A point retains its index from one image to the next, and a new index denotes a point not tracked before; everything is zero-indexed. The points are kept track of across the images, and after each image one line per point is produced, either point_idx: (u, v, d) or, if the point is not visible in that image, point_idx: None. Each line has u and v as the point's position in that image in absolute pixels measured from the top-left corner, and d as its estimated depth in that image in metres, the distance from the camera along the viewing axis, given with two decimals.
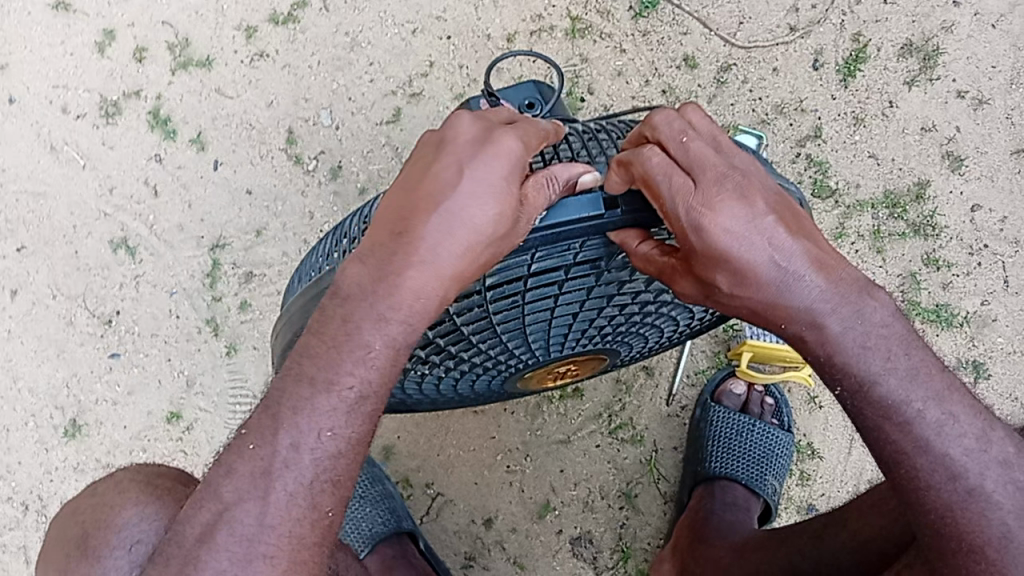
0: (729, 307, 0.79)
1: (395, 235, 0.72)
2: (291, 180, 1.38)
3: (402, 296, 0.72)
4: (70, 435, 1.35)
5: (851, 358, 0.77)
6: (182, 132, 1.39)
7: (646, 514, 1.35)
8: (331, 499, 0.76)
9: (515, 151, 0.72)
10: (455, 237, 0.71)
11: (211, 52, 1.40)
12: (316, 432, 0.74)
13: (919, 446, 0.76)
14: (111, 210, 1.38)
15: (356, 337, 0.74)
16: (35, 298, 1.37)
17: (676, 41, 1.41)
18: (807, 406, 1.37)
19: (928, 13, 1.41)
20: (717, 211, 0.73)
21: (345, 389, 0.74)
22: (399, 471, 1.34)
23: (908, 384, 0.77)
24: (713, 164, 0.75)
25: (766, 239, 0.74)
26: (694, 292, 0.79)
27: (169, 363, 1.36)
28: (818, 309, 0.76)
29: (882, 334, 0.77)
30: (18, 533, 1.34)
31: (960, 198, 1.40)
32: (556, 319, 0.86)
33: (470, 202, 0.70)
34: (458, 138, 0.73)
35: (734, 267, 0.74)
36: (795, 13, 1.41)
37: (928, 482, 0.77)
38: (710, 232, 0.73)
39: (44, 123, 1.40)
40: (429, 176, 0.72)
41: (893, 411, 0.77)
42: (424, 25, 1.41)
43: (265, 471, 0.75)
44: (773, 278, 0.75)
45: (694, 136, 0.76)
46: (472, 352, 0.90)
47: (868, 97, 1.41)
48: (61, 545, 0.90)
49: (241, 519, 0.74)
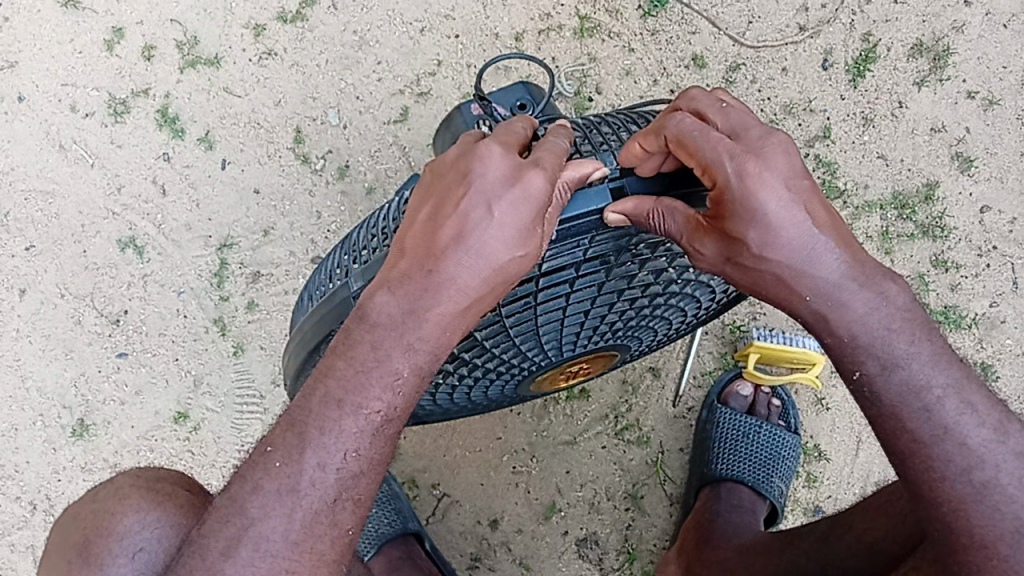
0: (747, 274, 0.76)
1: (423, 271, 0.72)
2: (299, 178, 1.39)
3: (430, 328, 0.73)
4: (78, 434, 1.36)
5: (875, 338, 0.76)
6: (190, 131, 1.39)
7: (652, 515, 1.35)
8: (352, 517, 0.79)
9: (543, 190, 0.70)
10: (483, 275, 0.72)
11: (219, 51, 1.40)
12: (342, 452, 0.76)
13: (937, 434, 0.76)
14: (119, 209, 1.39)
15: (386, 364, 0.75)
16: (43, 297, 1.37)
17: (684, 40, 1.40)
18: (813, 407, 1.37)
19: (939, 13, 1.40)
20: (763, 162, 0.73)
21: (373, 412, 0.76)
22: (405, 471, 1.34)
23: (930, 369, 0.77)
24: (755, 125, 0.76)
25: (804, 199, 0.74)
26: (715, 254, 0.76)
27: (176, 363, 1.37)
28: (845, 282, 0.75)
29: (905, 318, 0.77)
30: (27, 532, 1.35)
31: (969, 200, 1.39)
32: (568, 318, 0.86)
33: (498, 244, 0.71)
34: (484, 175, 0.71)
35: (770, 220, 0.73)
36: (805, 12, 1.41)
37: (944, 473, 0.76)
38: (752, 182, 0.72)
39: (53, 122, 1.40)
40: (455, 213, 0.71)
41: (915, 396, 0.76)
42: (432, 24, 1.41)
43: (292, 489, 0.76)
44: (806, 238, 0.74)
45: (732, 107, 0.78)
46: (486, 357, 0.89)
47: (878, 97, 1.40)
48: (62, 551, 0.90)
49: (268, 536, 0.76)
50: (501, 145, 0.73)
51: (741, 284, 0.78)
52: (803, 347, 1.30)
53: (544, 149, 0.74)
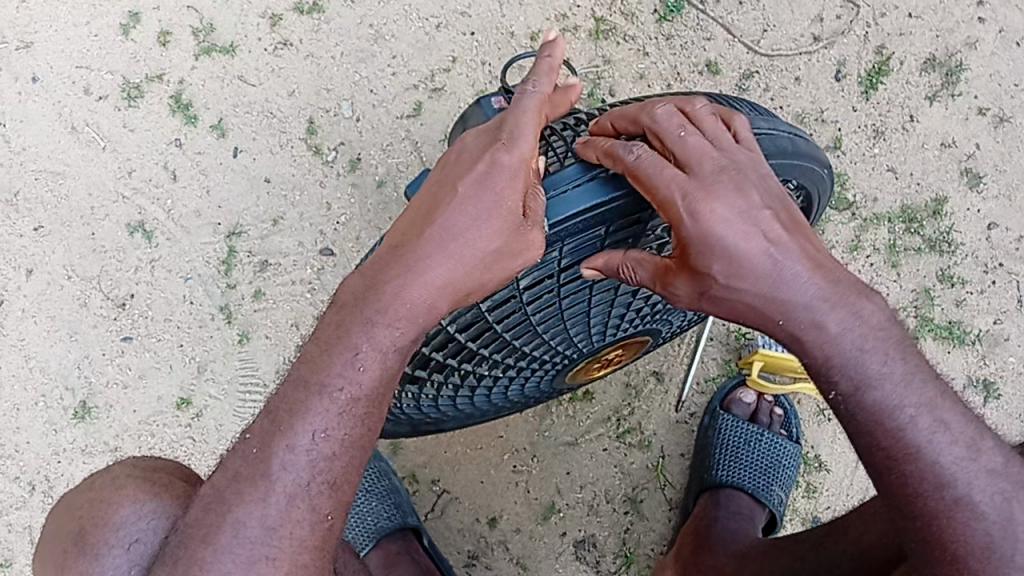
0: (720, 304, 0.76)
1: (395, 249, 0.75)
2: (311, 170, 1.39)
3: (388, 301, 0.74)
4: (79, 416, 1.36)
5: (848, 358, 0.75)
6: (203, 118, 1.39)
7: (651, 520, 1.36)
8: (330, 502, 0.77)
9: (512, 166, 0.73)
10: (448, 252, 0.74)
11: (235, 39, 1.40)
12: (310, 432, 0.76)
13: (910, 452, 0.75)
14: (130, 193, 1.39)
15: (346, 339, 0.76)
16: (50, 278, 1.38)
17: (699, 46, 1.41)
18: (815, 417, 1.38)
19: (952, 29, 1.41)
20: (715, 198, 0.72)
21: (336, 390, 0.76)
22: (406, 466, 1.34)
23: (902, 389, 0.75)
24: (711, 155, 0.74)
25: (763, 228, 0.73)
26: (688, 292, 0.76)
27: (181, 349, 1.37)
28: (816, 304, 0.75)
29: (879, 335, 0.76)
30: (25, 513, 1.34)
31: (976, 216, 1.40)
32: (618, 294, 0.87)
33: (466, 220, 0.73)
34: (460, 156, 0.75)
35: (732, 252, 0.73)
36: (819, 23, 1.42)
37: (917, 490, 0.75)
38: (706, 219, 0.72)
39: (66, 103, 1.40)
40: (433, 194, 0.75)
41: (886, 416, 0.75)
42: (448, 21, 1.41)
43: (264, 475, 0.76)
44: (769, 266, 0.74)
45: (692, 129, 0.75)
46: (516, 352, 0.89)
47: (889, 110, 1.40)
48: (59, 540, 0.90)
49: (243, 522, 0.75)
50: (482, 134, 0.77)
51: (717, 313, 0.78)
52: None
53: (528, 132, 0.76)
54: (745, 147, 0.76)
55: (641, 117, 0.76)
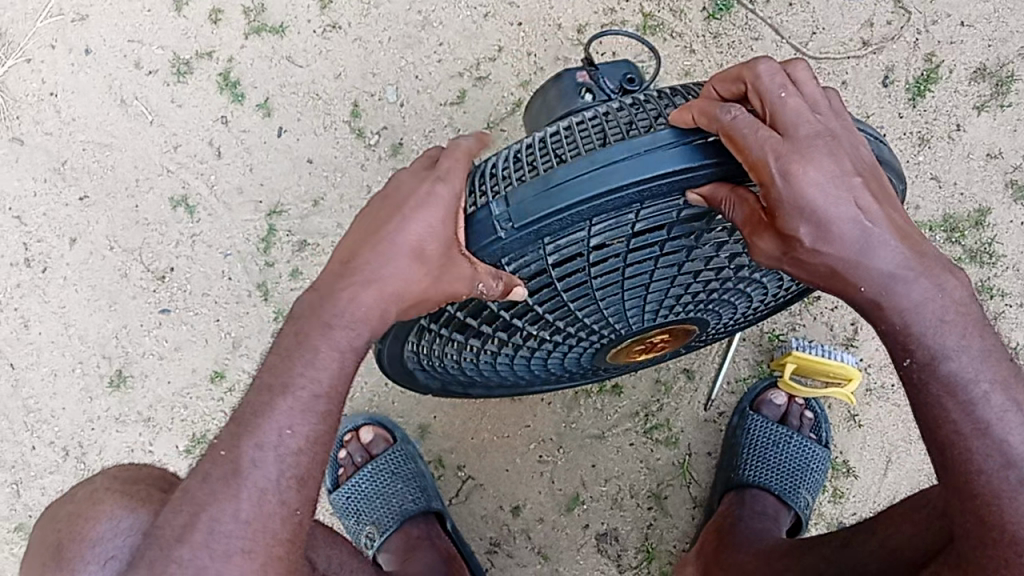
0: (805, 267, 0.73)
1: (343, 265, 0.77)
2: (353, 153, 1.40)
3: (344, 308, 0.76)
4: (114, 385, 1.38)
5: (928, 330, 0.74)
6: (250, 97, 1.41)
7: (674, 517, 1.36)
8: (298, 496, 0.78)
9: (446, 187, 0.74)
10: (394, 265, 0.75)
11: (285, 20, 1.41)
12: (277, 429, 0.77)
13: (979, 428, 0.75)
14: (174, 167, 1.41)
15: (307, 343, 0.77)
16: (92, 248, 1.40)
17: (746, 45, 1.41)
18: (846, 422, 1.37)
19: (1005, 38, 1.40)
20: (811, 162, 0.70)
21: (298, 390, 0.77)
22: (433, 450, 1.35)
23: (978, 363, 0.75)
24: (810, 120, 0.71)
25: (854, 194, 0.70)
26: (773, 249, 0.73)
27: (217, 324, 1.39)
28: (901, 274, 0.72)
29: (959, 311, 0.75)
30: (58, 477, 1.38)
31: (1019, 228, 1.39)
32: (680, 278, 0.84)
33: (406, 237, 0.74)
34: (398, 183, 0.77)
35: (822, 217, 0.70)
36: (870, 28, 1.40)
37: (980, 467, 0.75)
38: (797, 181, 0.69)
39: (116, 77, 1.42)
40: (375, 215, 0.77)
41: (958, 389, 0.75)
42: (496, 10, 1.41)
43: (236, 471, 0.77)
44: (858, 232, 0.71)
45: (794, 91, 0.73)
46: (569, 319, 0.86)
47: (936, 118, 1.39)
48: (39, 553, 0.90)
49: (219, 518, 0.76)
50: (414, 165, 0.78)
51: (797, 276, 0.75)
52: (841, 362, 1.27)
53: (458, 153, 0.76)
54: (843, 114, 0.74)
55: (743, 74, 0.74)
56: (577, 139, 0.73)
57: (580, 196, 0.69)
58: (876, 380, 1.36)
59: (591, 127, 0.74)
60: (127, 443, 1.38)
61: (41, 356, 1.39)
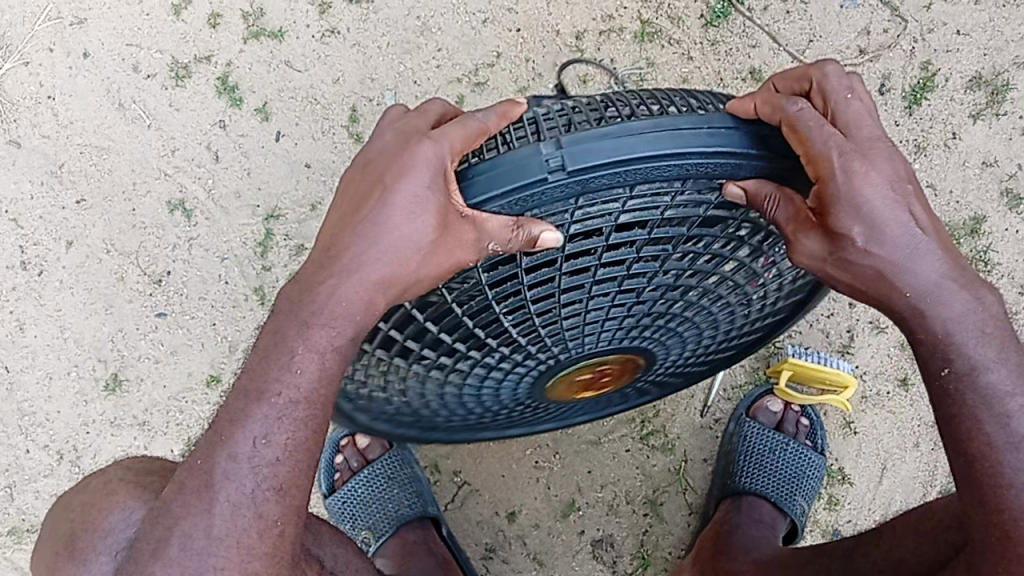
0: (847, 269, 0.75)
1: (327, 251, 0.76)
2: (351, 158, 1.41)
3: (324, 301, 0.75)
4: (110, 389, 1.38)
5: (967, 339, 0.78)
6: (248, 101, 1.41)
7: (669, 523, 1.36)
8: (277, 509, 0.79)
9: (433, 159, 0.70)
10: (377, 250, 0.73)
11: (284, 25, 1.41)
12: (250, 439, 0.78)
13: (1011, 441, 0.79)
14: (172, 171, 1.41)
15: (284, 343, 0.78)
16: (89, 251, 1.40)
17: (744, 53, 1.41)
18: (841, 429, 1.38)
19: (1001, 48, 1.41)
20: (871, 165, 0.72)
21: (274, 396, 0.78)
22: (429, 455, 1.35)
23: (1012, 378, 0.79)
24: (871, 125, 0.74)
25: (903, 198, 0.73)
26: (817, 250, 0.74)
27: (214, 328, 1.39)
28: (941, 281, 0.76)
29: (995, 325, 0.79)
30: (52, 481, 1.37)
31: (1014, 236, 1.40)
32: (653, 300, 0.87)
33: (390, 220, 0.72)
34: (383, 156, 0.74)
35: (877, 219, 0.72)
36: (866, 36, 1.41)
37: (1011, 481, 0.79)
38: (859, 181, 0.71)
39: (114, 80, 1.42)
40: (359, 194, 0.74)
41: (995, 402, 0.79)
42: (495, 16, 1.42)
43: (208, 485, 0.79)
44: (907, 236, 0.74)
45: (858, 96, 0.75)
46: (549, 322, 0.86)
47: (933, 126, 1.40)
48: (54, 542, 0.92)
49: (190, 533, 0.78)
50: (404, 132, 0.75)
51: (836, 279, 0.77)
52: (837, 368, 1.29)
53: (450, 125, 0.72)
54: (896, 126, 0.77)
55: (810, 74, 0.78)
56: (603, 119, 0.71)
57: (641, 154, 0.65)
58: (871, 387, 1.36)
59: (610, 112, 0.73)
60: (122, 447, 1.38)
61: (36, 359, 1.39)
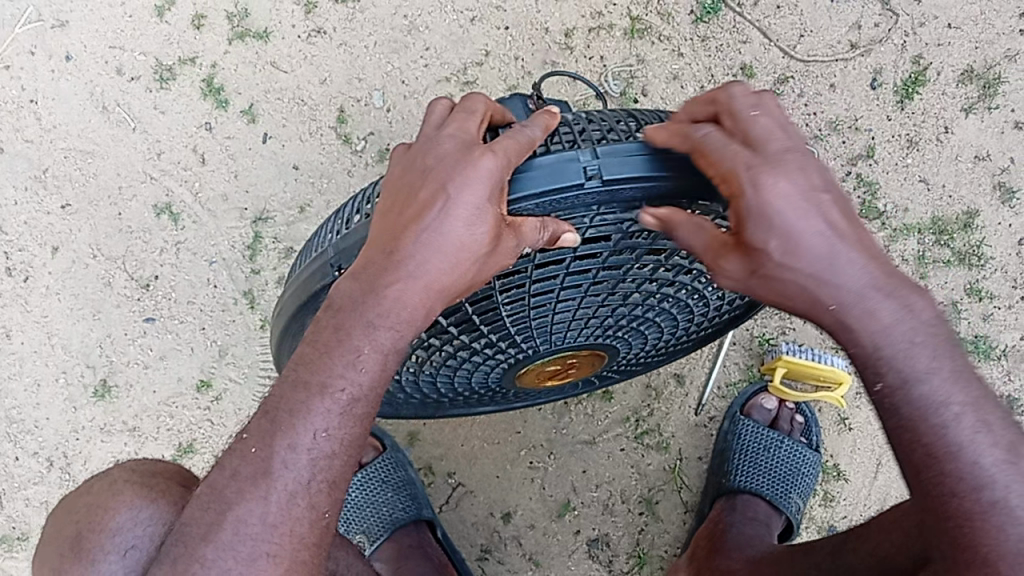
0: (770, 284, 0.73)
1: (382, 254, 0.73)
2: (339, 158, 1.39)
3: (389, 306, 0.73)
4: (98, 396, 1.36)
5: (898, 351, 0.72)
6: (234, 102, 1.39)
7: (666, 522, 1.35)
8: (328, 499, 0.77)
9: (496, 172, 0.69)
10: (441, 256, 0.72)
11: (269, 25, 1.40)
12: (312, 431, 0.75)
13: (950, 451, 0.71)
14: (158, 174, 1.39)
15: (347, 341, 0.74)
16: (75, 256, 1.38)
17: (734, 49, 1.40)
18: (836, 426, 1.37)
19: (992, 41, 1.40)
20: (779, 176, 0.70)
21: (338, 391, 0.75)
22: (422, 458, 1.34)
23: (950, 384, 0.72)
24: (779, 136, 0.72)
25: (818, 207, 0.70)
26: (738, 268, 0.73)
27: (203, 332, 1.37)
28: (869, 292, 0.72)
29: (930, 333, 0.72)
30: (41, 489, 1.36)
31: (1008, 231, 1.39)
32: (639, 303, 0.88)
33: (452, 228, 0.71)
34: (441, 161, 0.73)
35: (786, 230, 0.70)
36: (857, 30, 1.40)
37: (954, 490, 0.71)
38: (764, 194, 0.69)
39: (98, 83, 1.40)
40: (415, 200, 0.72)
41: (929, 412, 0.72)
42: (483, 14, 1.40)
43: (266, 472, 0.75)
44: (825, 246, 0.71)
45: (763, 110, 0.73)
46: (540, 319, 0.86)
47: (925, 121, 1.39)
48: (54, 544, 0.90)
49: (245, 519, 0.74)
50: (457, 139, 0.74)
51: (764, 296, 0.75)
52: (831, 365, 1.28)
53: (508, 136, 0.72)
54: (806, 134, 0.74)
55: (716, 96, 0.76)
56: (617, 131, 0.76)
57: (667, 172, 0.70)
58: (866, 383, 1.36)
59: (621, 126, 0.77)
60: (113, 453, 1.36)
61: (23, 366, 1.37)
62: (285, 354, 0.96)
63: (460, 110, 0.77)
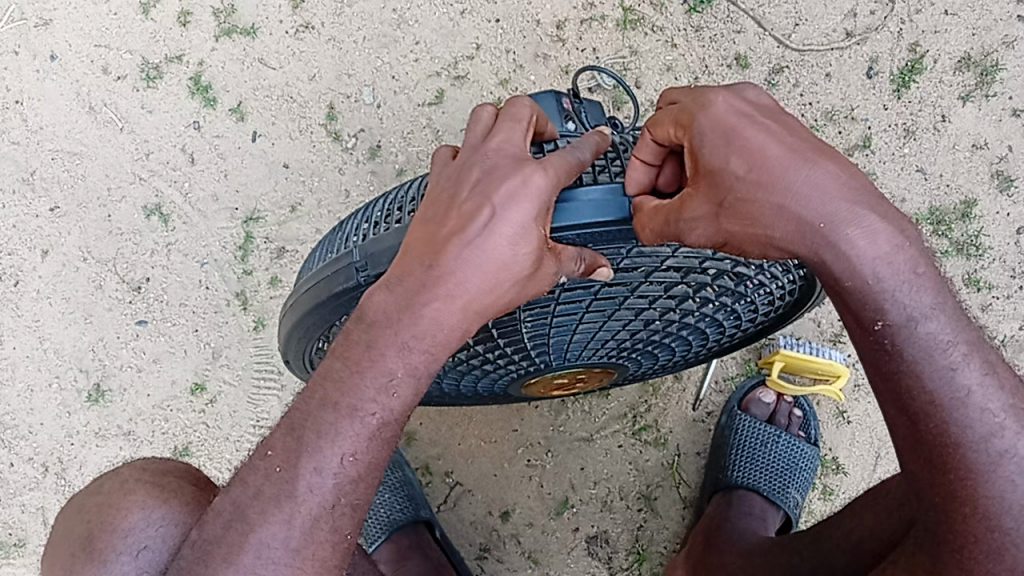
0: (748, 212, 0.70)
1: (421, 267, 0.71)
2: (329, 156, 1.37)
3: (426, 326, 0.72)
4: (92, 400, 1.35)
5: (890, 273, 0.70)
6: (222, 100, 1.37)
7: (664, 518, 1.35)
8: (350, 522, 0.77)
9: (545, 193, 0.69)
10: (479, 277, 0.70)
11: (255, 21, 1.38)
12: (338, 456, 0.74)
13: (957, 398, 0.72)
14: (146, 175, 1.37)
15: (379, 363, 0.73)
16: (65, 260, 1.36)
17: (728, 39, 1.38)
18: (834, 420, 1.37)
19: (990, 27, 1.38)
20: (727, 100, 0.72)
21: (367, 415, 0.74)
22: (419, 457, 1.34)
23: (953, 326, 0.72)
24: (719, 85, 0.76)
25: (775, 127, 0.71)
26: (705, 209, 0.71)
27: (196, 334, 1.36)
28: (850, 208, 0.69)
29: (914, 258, 0.71)
30: (37, 494, 1.35)
31: (1006, 220, 1.38)
32: (658, 333, 0.91)
33: (495, 246, 0.70)
34: (483, 174, 0.71)
35: (749, 146, 0.70)
36: (853, 18, 1.38)
37: (961, 441, 0.73)
38: (717, 116, 0.71)
39: (84, 82, 1.38)
40: (457, 213, 0.71)
41: (939, 352, 0.72)
42: (473, 7, 1.38)
43: (290, 495, 0.74)
44: (794, 161, 0.70)
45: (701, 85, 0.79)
46: (560, 339, 0.87)
47: (922, 109, 1.38)
48: (65, 544, 0.90)
49: (268, 543, 0.74)
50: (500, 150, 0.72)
51: (745, 237, 0.71)
52: (829, 359, 1.29)
53: (558, 154, 0.71)
54: None
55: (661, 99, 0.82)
56: None
57: None
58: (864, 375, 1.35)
59: None
60: (109, 458, 1.35)
61: (15, 371, 1.36)
62: (292, 347, 0.94)
63: (505, 115, 0.74)
